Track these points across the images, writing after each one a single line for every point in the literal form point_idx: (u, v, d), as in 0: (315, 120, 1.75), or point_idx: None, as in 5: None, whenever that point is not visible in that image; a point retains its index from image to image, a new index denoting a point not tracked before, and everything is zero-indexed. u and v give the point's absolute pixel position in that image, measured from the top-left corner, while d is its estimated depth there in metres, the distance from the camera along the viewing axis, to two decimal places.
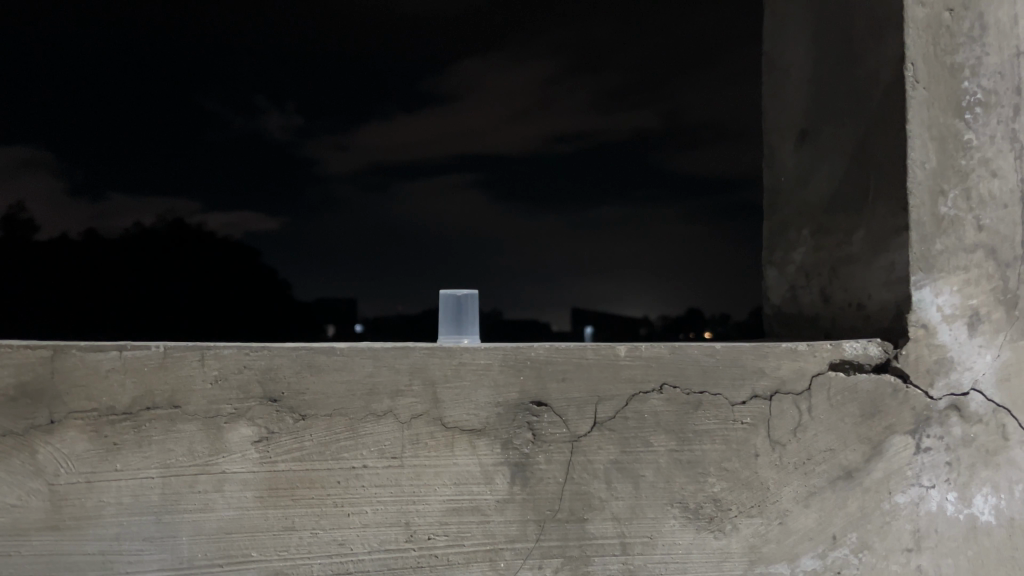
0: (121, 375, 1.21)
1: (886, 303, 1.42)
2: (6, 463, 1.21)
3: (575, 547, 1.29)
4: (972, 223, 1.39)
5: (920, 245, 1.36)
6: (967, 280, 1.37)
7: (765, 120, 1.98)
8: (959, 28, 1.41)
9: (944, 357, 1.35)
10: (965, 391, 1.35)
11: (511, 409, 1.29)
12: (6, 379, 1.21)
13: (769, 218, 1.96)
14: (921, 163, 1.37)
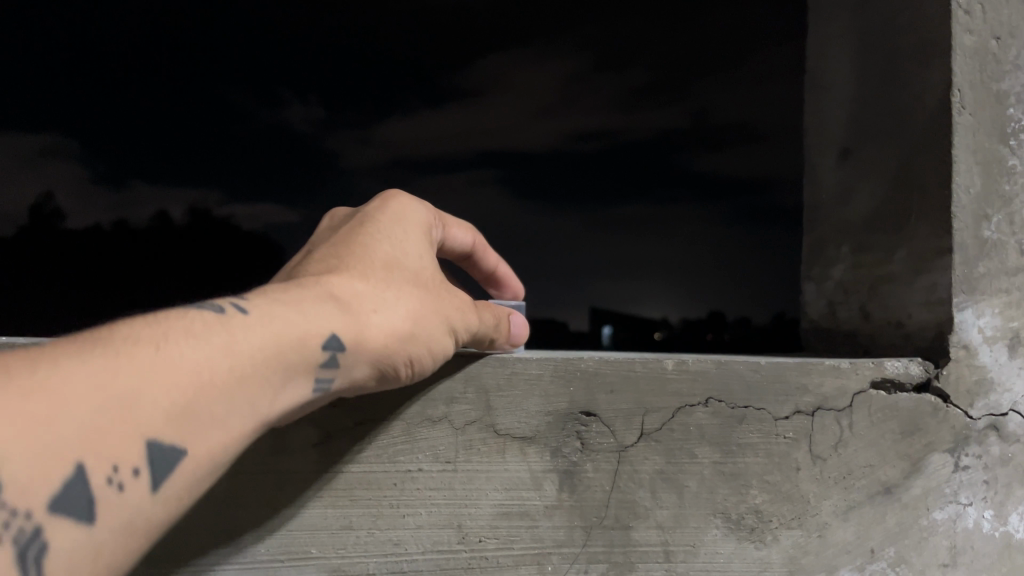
0: None
1: (927, 323, 1.45)
2: None
3: (620, 553, 1.33)
4: (1014, 246, 1.42)
5: (962, 267, 1.39)
6: (1008, 302, 1.40)
7: (806, 135, 2.02)
8: (1004, 55, 1.44)
9: (984, 378, 1.39)
10: (1003, 411, 1.39)
11: (561, 418, 1.33)
12: None
13: (807, 233, 2.00)
14: (966, 187, 1.40)
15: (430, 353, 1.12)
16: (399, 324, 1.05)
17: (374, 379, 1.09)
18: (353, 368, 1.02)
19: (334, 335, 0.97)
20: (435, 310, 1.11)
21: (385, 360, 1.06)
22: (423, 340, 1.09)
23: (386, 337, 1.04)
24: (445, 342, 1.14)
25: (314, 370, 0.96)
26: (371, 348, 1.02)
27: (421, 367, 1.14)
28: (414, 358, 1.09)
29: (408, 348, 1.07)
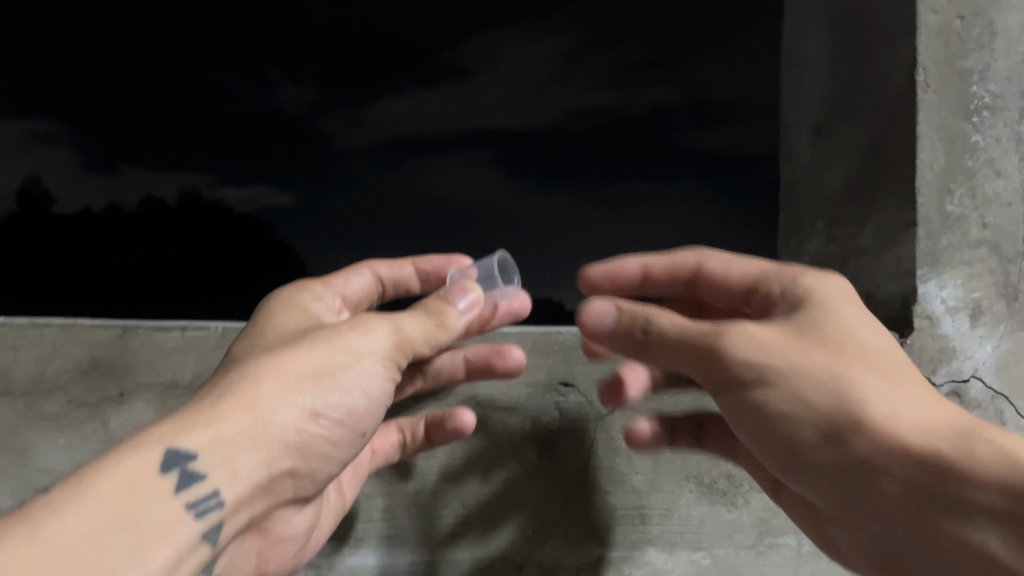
0: (184, 352, 1.31)
1: (894, 294, 1.51)
2: (79, 431, 1.29)
3: (598, 517, 1.40)
4: (977, 220, 1.47)
5: (926, 241, 1.44)
6: (970, 274, 1.46)
7: (783, 113, 2.07)
8: (968, 34, 1.48)
9: (946, 346, 1.45)
10: (966, 378, 1.45)
11: (541, 389, 1.39)
12: (80, 354, 1.30)
13: (784, 208, 2.06)
14: (930, 163, 1.45)
15: (333, 399, 1.04)
16: (262, 395, 0.97)
17: (283, 458, 1.00)
18: (234, 464, 0.93)
19: (169, 450, 0.88)
20: (311, 356, 1.03)
21: (275, 431, 0.97)
22: (310, 385, 1.01)
23: (249, 409, 0.95)
24: (348, 367, 1.05)
25: (180, 502, 0.87)
26: (239, 432, 0.94)
27: (333, 416, 1.05)
28: (314, 407, 1.02)
29: (291, 408, 0.99)
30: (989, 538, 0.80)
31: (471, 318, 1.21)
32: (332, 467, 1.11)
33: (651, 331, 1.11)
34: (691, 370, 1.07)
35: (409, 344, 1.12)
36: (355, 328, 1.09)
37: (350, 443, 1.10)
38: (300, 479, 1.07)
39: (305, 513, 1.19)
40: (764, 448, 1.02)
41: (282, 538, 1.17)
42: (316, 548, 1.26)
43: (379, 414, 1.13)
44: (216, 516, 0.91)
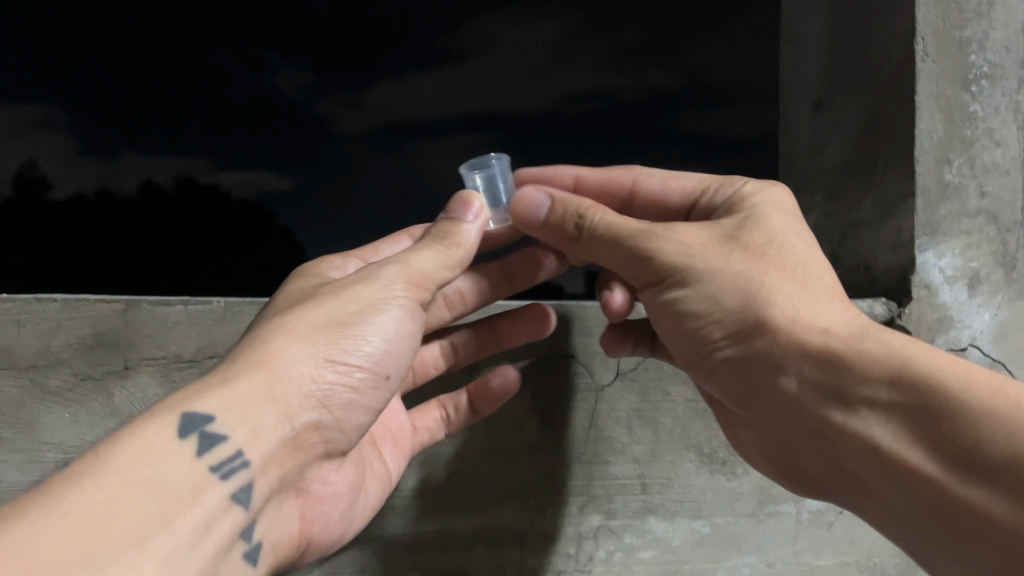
0: (188, 326, 1.32)
1: (892, 265, 1.52)
2: (84, 405, 1.30)
3: (599, 486, 1.42)
4: (975, 189, 1.48)
5: (925, 211, 1.45)
6: (968, 243, 1.47)
7: (782, 88, 2.07)
8: (967, 4, 1.48)
9: (945, 315, 1.46)
10: (964, 346, 1.46)
11: (541, 361, 1.40)
12: (83, 329, 1.30)
13: (783, 182, 2.07)
14: (928, 133, 1.45)
15: (354, 346, 1.01)
16: (279, 351, 0.96)
17: (307, 410, 0.98)
18: (254, 421, 0.92)
19: (185, 414, 0.87)
20: (322, 309, 1.01)
21: (295, 383, 0.95)
22: (324, 335, 0.99)
23: (266, 370, 0.94)
24: (363, 313, 1.02)
25: (203, 464, 0.86)
26: (256, 391, 0.93)
27: (356, 363, 1.01)
28: (330, 353, 0.99)
29: (307, 360, 0.97)
30: (874, 425, 0.89)
31: (480, 229, 1.16)
32: (363, 423, 1.07)
33: (579, 226, 1.12)
34: (615, 264, 1.11)
35: (425, 278, 1.09)
36: (367, 276, 1.07)
37: (378, 390, 1.06)
38: (332, 437, 1.04)
39: (346, 473, 1.15)
40: (683, 342, 1.10)
41: (327, 498, 1.11)
42: (367, 515, 1.21)
43: (404, 359, 1.09)
44: (243, 476, 0.90)
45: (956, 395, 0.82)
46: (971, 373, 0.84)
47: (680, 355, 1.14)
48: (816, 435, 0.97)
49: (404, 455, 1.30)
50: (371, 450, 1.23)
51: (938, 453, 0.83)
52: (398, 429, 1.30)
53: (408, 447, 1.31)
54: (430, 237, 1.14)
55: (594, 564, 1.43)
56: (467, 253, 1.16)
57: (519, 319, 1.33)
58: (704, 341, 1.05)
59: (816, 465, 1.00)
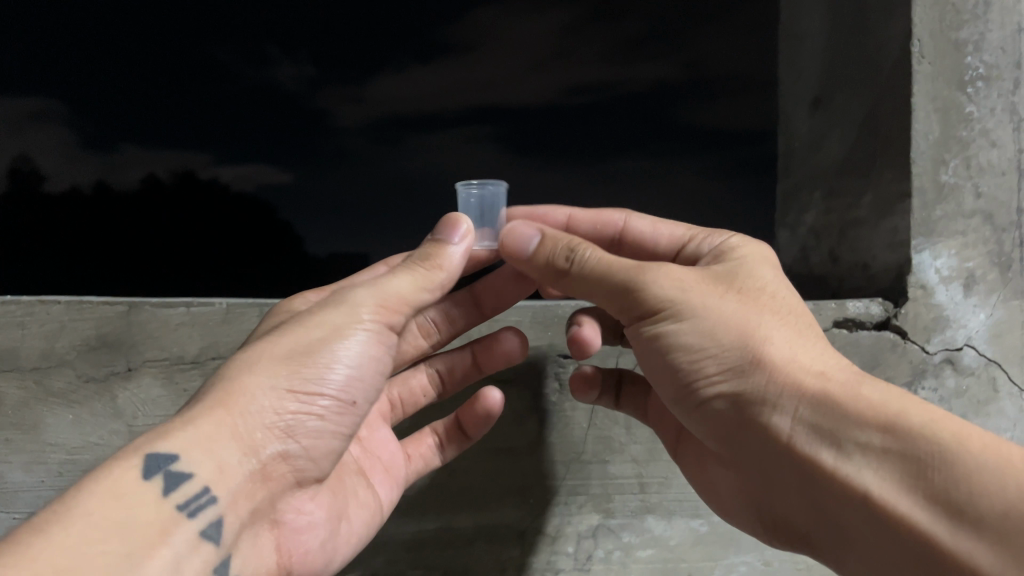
0: (190, 328, 1.34)
1: (889, 265, 1.53)
2: (88, 405, 1.31)
3: (598, 485, 1.43)
4: (971, 189, 1.49)
5: (921, 211, 1.46)
6: (965, 243, 1.48)
7: (782, 87, 2.08)
8: (964, 5, 1.48)
9: (940, 315, 1.47)
10: (959, 346, 1.47)
11: (541, 361, 1.42)
12: (87, 330, 1.32)
13: (782, 180, 2.08)
14: (924, 133, 1.46)
15: (320, 376, 1.02)
16: (244, 385, 0.98)
17: (272, 443, 0.99)
18: (220, 457, 0.94)
19: (150, 455, 0.90)
20: (290, 337, 1.03)
21: (257, 417, 0.97)
22: (287, 364, 1.00)
23: (229, 405, 0.96)
24: (328, 340, 1.04)
25: (170, 504, 0.88)
26: (220, 427, 0.95)
27: (321, 392, 1.02)
28: (292, 383, 1.00)
29: (268, 391, 0.98)
30: (865, 471, 0.86)
31: (466, 250, 1.19)
32: (333, 451, 1.08)
33: (569, 263, 1.13)
34: (605, 301, 1.11)
35: (399, 301, 1.12)
36: (339, 303, 1.09)
37: (343, 419, 1.06)
38: (300, 465, 1.04)
39: (323, 502, 1.13)
40: (666, 378, 1.07)
41: (303, 528, 1.09)
42: (353, 546, 1.18)
43: (371, 387, 1.09)
44: (213, 513, 0.92)
45: (949, 448, 0.83)
46: (965, 430, 0.85)
47: (664, 393, 1.10)
48: (799, 480, 0.94)
49: (397, 485, 1.29)
50: (356, 479, 1.22)
51: (930, 504, 0.81)
52: (390, 460, 1.30)
53: (401, 478, 1.31)
54: (411, 262, 1.17)
55: (593, 563, 1.43)
56: (449, 276, 1.19)
57: (488, 339, 1.32)
58: (688, 377, 1.03)
59: (799, 512, 0.98)
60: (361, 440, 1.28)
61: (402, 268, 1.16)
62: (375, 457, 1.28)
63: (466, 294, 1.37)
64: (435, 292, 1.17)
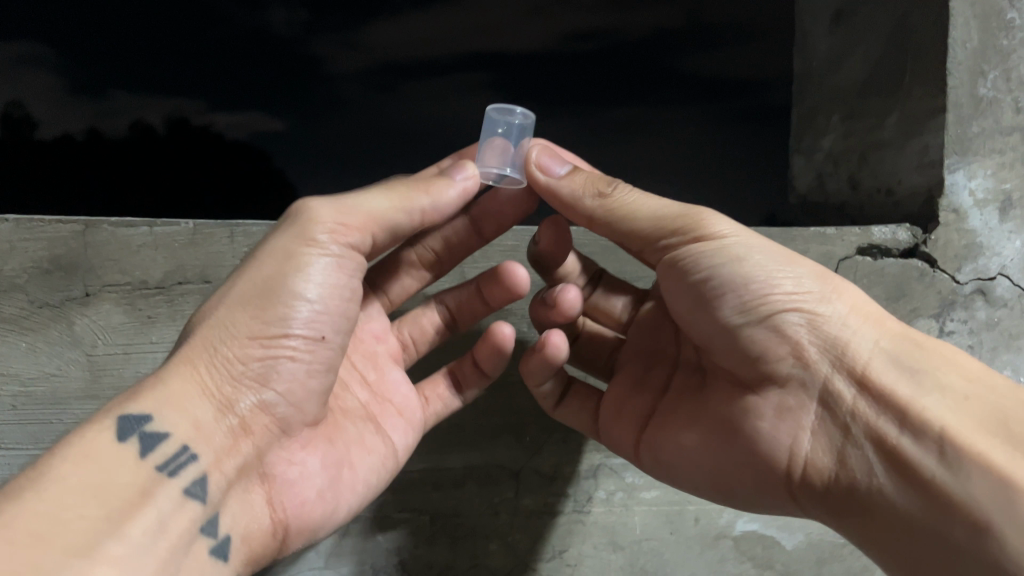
0: (153, 250, 1.22)
1: (916, 187, 1.41)
2: (42, 334, 1.20)
3: None
4: (1010, 104, 1.37)
5: (955, 127, 1.34)
6: (1001, 163, 1.36)
7: (800, 3, 1.93)
8: None
9: (973, 242, 1.36)
10: (992, 276, 1.37)
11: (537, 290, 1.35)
12: (39, 253, 1.19)
13: (797, 105, 1.95)
14: (962, 42, 1.32)
15: (284, 316, 0.91)
16: (204, 341, 0.89)
17: (246, 394, 0.90)
18: (194, 414, 0.86)
19: (121, 416, 0.83)
20: (248, 277, 0.93)
21: (223, 368, 0.88)
22: (243, 313, 0.90)
23: (193, 363, 0.88)
24: (284, 272, 0.92)
25: (147, 466, 0.82)
26: (188, 384, 0.87)
27: (286, 332, 0.91)
28: (252, 330, 0.90)
29: (226, 340, 0.89)
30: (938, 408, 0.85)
31: (467, 188, 1.08)
32: (314, 391, 0.96)
33: (612, 189, 1.08)
34: (630, 241, 1.08)
35: (367, 222, 0.98)
36: (293, 226, 0.96)
37: (319, 354, 0.95)
38: (282, 413, 0.93)
39: (318, 451, 0.99)
40: (738, 291, 0.95)
41: (297, 480, 0.96)
42: (362, 495, 1.04)
43: (340, 319, 0.96)
44: (196, 471, 0.85)
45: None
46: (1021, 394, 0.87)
47: (723, 325, 0.99)
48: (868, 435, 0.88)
49: (413, 429, 1.16)
50: (362, 425, 1.08)
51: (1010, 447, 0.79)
52: (403, 403, 1.17)
53: (417, 421, 1.18)
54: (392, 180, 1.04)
55: (593, 505, 1.35)
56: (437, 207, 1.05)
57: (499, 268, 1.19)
58: (765, 292, 0.94)
59: (820, 481, 0.94)
60: (370, 383, 1.15)
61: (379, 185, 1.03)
62: (386, 400, 1.15)
63: (462, 221, 1.22)
64: (412, 218, 1.03)
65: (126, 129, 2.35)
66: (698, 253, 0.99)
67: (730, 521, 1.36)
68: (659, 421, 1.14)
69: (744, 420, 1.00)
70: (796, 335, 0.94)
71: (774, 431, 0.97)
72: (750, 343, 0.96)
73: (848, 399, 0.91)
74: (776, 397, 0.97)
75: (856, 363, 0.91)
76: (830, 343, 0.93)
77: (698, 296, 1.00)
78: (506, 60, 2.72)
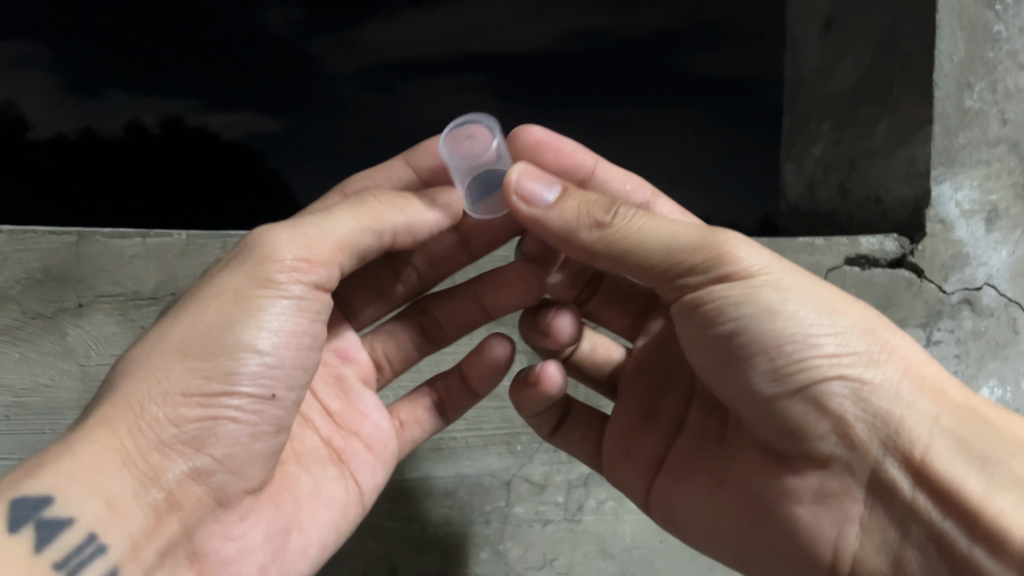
0: (146, 260, 1.23)
1: (904, 197, 1.42)
2: (35, 344, 1.20)
3: None
4: (997, 116, 1.38)
5: (942, 139, 1.35)
6: (988, 174, 1.38)
7: (792, 10, 1.94)
8: None
9: (960, 252, 1.38)
10: (979, 285, 1.38)
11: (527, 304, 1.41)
12: (32, 263, 1.21)
13: (789, 112, 1.96)
14: (949, 54, 1.34)
15: (230, 368, 0.83)
16: (130, 398, 0.80)
17: (176, 462, 0.80)
18: (108, 493, 0.76)
19: (17, 500, 0.75)
20: (189, 322, 0.85)
21: (151, 433, 0.79)
22: (179, 367, 0.81)
23: (114, 427, 0.78)
24: (233, 317, 0.85)
25: (43, 561, 0.74)
26: (105, 454, 0.77)
27: (229, 389, 0.83)
28: (188, 387, 0.81)
29: (158, 400, 0.80)
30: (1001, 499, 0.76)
31: (441, 218, 1.06)
32: (258, 455, 0.88)
33: (612, 217, 0.96)
34: (637, 277, 0.97)
35: (330, 253, 0.92)
36: (249, 260, 0.89)
37: (268, 413, 0.87)
38: (217, 482, 0.84)
39: (260, 521, 0.90)
40: (770, 354, 0.86)
41: (235, 557, 0.87)
42: (315, 556, 0.97)
43: (295, 371, 0.89)
44: (103, 566, 0.75)
45: None
46: None
47: (754, 386, 0.90)
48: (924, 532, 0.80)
49: (383, 464, 1.11)
50: (321, 469, 1.03)
51: None
52: (372, 436, 1.11)
53: (387, 454, 1.13)
54: (361, 194, 0.99)
55: (584, 514, 1.35)
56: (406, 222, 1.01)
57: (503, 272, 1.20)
58: (804, 356, 0.85)
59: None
60: (333, 414, 1.10)
61: (346, 202, 0.98)
62: (353, 433, 1.10)
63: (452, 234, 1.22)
64: (380, 236, 0.98)
65: (121, 130, 2.33)
66: (722, 303, 0.90)
67: None
68: (677, 475, 1.08)
69: (779, 503, 0.91)
70: (839, 408, 0.84)
71: (815, 520, 0.88)
72: (789, 417, 0.87)
73: (906, 483, 0.81)
74: (818, 480, 0.88)
75: (914, 450, 0.81)
76: (880, 420, 0.83)
77: (723, 347, 0.92)
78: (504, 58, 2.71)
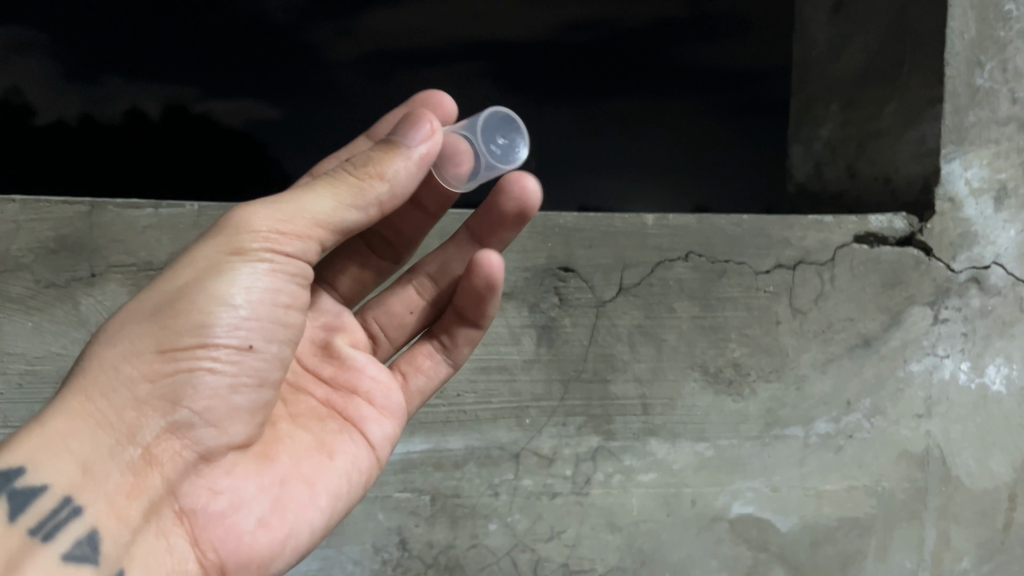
0: (158, 231, 1.23)
1: (913, 176, 1.43)
2: (50, 313, 1.21)
3: (598, 406, 1.35)
4: (1007, 95, 1.38)
5: (952, 117, 1.36)
6: (997, 153, 1.38)
7: None
8: None
9: (968, 231, 1.38)
10: (986, 264, 1.39)
11: (538, 274, 1.32)
12: (46, 234, 1.21)
13: (796, 95, 1.96)
14: (960, 32, 1.34)
15: (203, 324, 0.79)
16: (103, 360, 0.76)
17: (152, 418, 0.76)
18: (82, 454, 0.73)
19: None
20: (164, 288, 0.81)
21: (124, 390, 0.75)
22: (149, 328, 0.78)
23: (86, 392, 0.75)
24: (208, 278, 0.81)
25: (19, 529, 0.71)
26: (74, 416, 0.74)
27: (205, 342, 0.79)
28: (161, 343, 0.77)
29: (128, 358, 0.76)
30: None
31: (426, 153, 0.90)
32: (239, 408, 0.83)
33: None
34: None
35: (310, 218, 0.84)
36: (221, 230, 0.84)
37: (246, 365, 0.82)
38: (201, 436, 0.79)
39: (251, 475, 0.84)
40: None
41: (227, 512, 0.81)
42: (324, 506, 0.90)
43: (271, 325, 0.85)
44: (80, 528, 0.72)
45: None
46: None
47: None
48: None
49: (387, 413, 1.04)
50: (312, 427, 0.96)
51: None
52: (372, 389, 1.05)
53: (391, 406, 1.05)
54: (344, 168, 0.89)
55: (592, 487, 1.36)
56: (391, 192, 0.89)
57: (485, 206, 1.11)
58: None
59: None
60: (325, 376, 1.03)
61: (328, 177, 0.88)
62: (349, 389, 1.03)
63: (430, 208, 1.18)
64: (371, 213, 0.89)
65: (120, 116, 2.36)
66: None
67: (725, 504, 1.38)
68: None
69: None
70: None
71: None
72: None
73: None
74: None
75: None
76: None
77: None
78: (502, 47, 2.72)
